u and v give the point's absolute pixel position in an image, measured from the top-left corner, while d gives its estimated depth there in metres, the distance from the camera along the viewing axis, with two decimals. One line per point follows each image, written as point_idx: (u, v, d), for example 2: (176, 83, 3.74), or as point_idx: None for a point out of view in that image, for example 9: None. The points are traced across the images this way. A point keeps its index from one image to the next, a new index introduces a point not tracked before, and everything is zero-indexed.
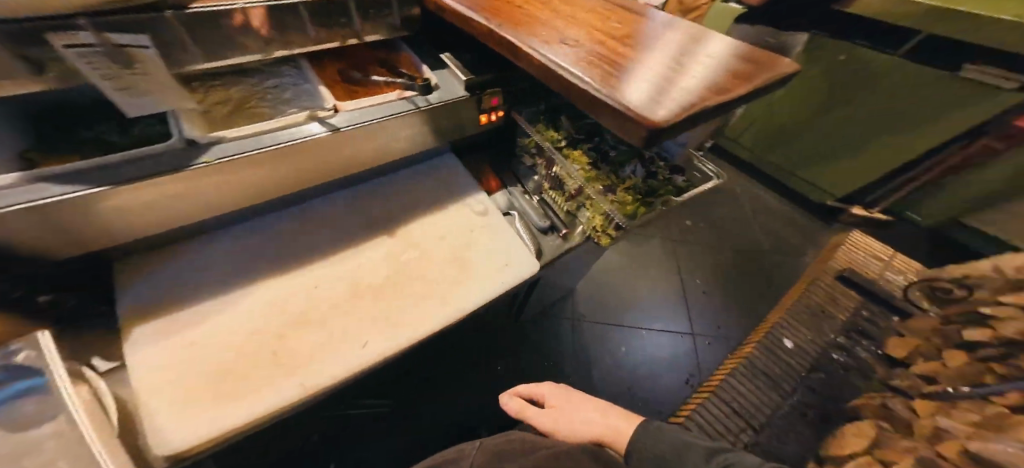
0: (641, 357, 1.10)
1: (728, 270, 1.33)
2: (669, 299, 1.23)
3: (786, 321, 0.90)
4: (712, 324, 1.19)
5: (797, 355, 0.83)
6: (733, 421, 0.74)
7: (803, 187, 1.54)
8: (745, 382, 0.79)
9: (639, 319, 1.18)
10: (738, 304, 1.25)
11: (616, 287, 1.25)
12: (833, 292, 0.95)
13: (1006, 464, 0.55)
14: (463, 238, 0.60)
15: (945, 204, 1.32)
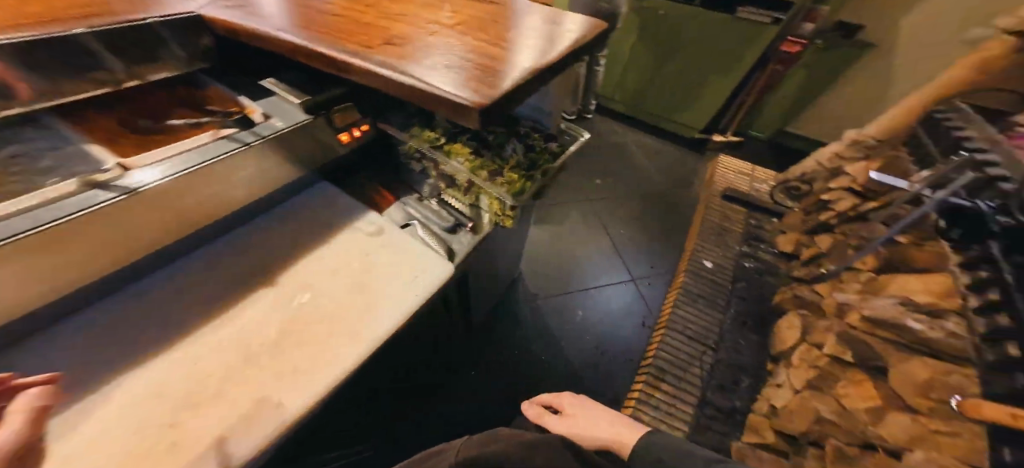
0: (599, 315, 1.19)
1: (639, 213, 1.52)
2: (605, 255, 1.36)
3: (702, 246, 1.13)
4: (645, 265, 1.35)
5: (716, 271, 1.08)
6: (694, 347, 0.93)
7: (673, 128, 1.80)
8: (690, 310, 1.00)
9: (586, 282, 1.27)
10: (659, 240, 1.43)
11: (560, 258, 1.33)
12: (726, 212, 1.22)
13: (891, 314, 0.72)
14: (361, 263, 0.52)
15: (772, 115, 1.74)
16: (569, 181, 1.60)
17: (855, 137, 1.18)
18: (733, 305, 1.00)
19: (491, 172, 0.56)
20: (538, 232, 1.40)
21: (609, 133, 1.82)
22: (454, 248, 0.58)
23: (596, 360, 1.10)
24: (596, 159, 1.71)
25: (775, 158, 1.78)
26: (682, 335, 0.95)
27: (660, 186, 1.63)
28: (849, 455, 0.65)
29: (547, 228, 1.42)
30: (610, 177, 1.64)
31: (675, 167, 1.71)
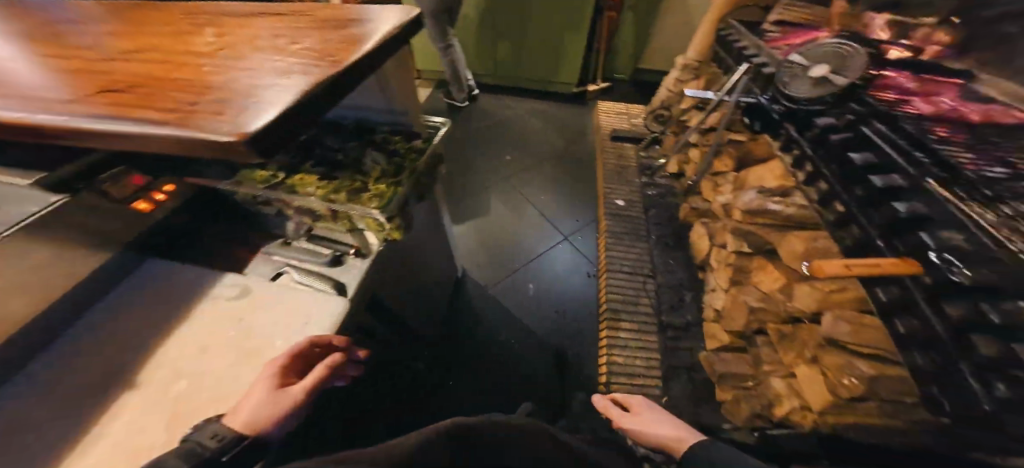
0: (547, 281, 1.25)
1: (550, 173, 1.59)
2: (534, 224, 1.41)
3: (612, 189, 1.31)
4: (573, 218, 1.43)
5: (628, 206, 1.25)
6: (636, 279, 1.09)
7: (553, 87, 1.90)
8: (622, 248, 1.15)
9: (526, 256, 1.31)
10: (574, 193, 1.52)
11: (495, 243, 1.35)
12: (619, 153, 1.44)
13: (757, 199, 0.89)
14: (237, 332, 0.46)
15: (626, 56, 1.91)
16: (477, 163, 1.62)
17: (682, 62, 1.41)
18: (652, 230, 1.19)
19: (344, 192, 0.52)
20: (465, 223, 1.40)
21: (496, 108, 1.85)
22: (342, 281, 0.52)
23: (559, 321, 1.15)
24: (494, 134, 1.74)
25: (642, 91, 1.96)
26: (621, 272, 1.10)
27: (561, 142, 1.72)
28: (787, 334, 0.76)
29: (472, 215, 1.44)
30: (514, 148, 1.68)
31: (568, 121, 1.81)
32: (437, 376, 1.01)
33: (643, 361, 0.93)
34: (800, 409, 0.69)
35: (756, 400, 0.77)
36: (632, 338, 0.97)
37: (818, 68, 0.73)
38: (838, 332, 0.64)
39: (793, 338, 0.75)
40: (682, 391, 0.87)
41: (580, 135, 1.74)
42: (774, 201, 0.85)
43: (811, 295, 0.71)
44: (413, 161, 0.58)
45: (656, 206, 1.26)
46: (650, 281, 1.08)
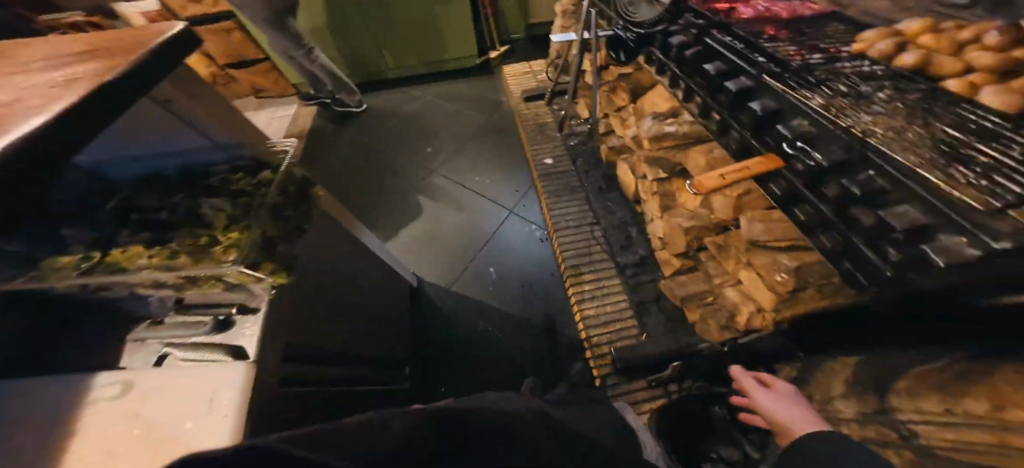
0: (504, 258, 1.25)
1: (475, 151, 1.57)
2: (475, 205, 1.39)
3: (539, 151, 1.44)
4: (512, 191, 1.43)
5: (554, 162, 1.40)
6: (585, 226, 1.21)
7: (453, 66, 1.85)
8: (559, 201, 1.28)
9: (477, 240, 1.30)
10: (505, 163, 1.52)
11: (442, 236, 1.32)
12: (536, 114, 1.57)
13: (654, 125, 1.01)
14: (125, 437, 0.36)
15: (515, 15, 1.89)
16: (398, 163, 1.54)
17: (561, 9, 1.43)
18: (585, 181, 1.32)
19: (184, 247, 0.49)
20: (404, 228, 1.35)
21: (399, 102, 1.75)
22: (238, 343, 0.44)
23: (527, 293, 1.16)
24: (408, 130, 1.66)
25: (539, 45, 1.98)
26: (570, 225, 1.22)
27: (479, 119, 1.68)
28: (722, 246, 0.83)
29: (409, 217, 1.38)
30: (433, 137, 1.62)
31: (479, 95, 1.77)
32: (426, 381, 1.02)
33: (614, 304, 1.03)
34: (758, 312, 0.75)
35: (719, 315, 0.84)
36: (595, 285, 1.08)
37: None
38: (757, 234, 0.69)
39: (726, 248, 0.82)
40: (657, 324, 0.96)
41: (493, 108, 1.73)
42: (669, 123, 1.00)
43: (727, 204, 0.77)
44: (270, 193, 0.56)
45: (581, 156, 1.40)
46: (597, 227, 1.20)
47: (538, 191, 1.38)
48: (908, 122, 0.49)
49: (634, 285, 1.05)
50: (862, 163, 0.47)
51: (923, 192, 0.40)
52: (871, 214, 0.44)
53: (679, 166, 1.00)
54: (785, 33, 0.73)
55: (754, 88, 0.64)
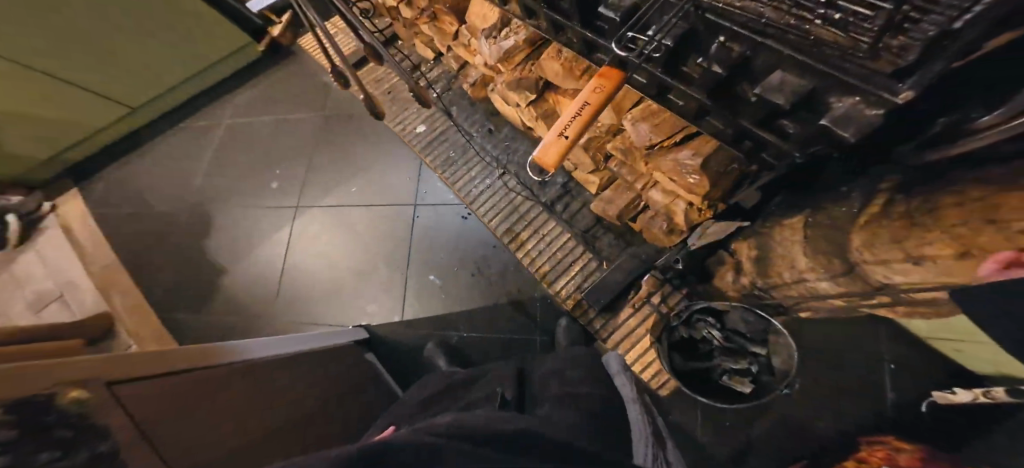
0: (436, 256, 1.13)
1: (342, 157, 1.36)
2: (377, 219, 1.24)
3: (406, 123, 1.25)
4: (405, 181, 1.25)
5: (427, 128, 1.22)
6: (495, 178, 1.11)
7: (239, 61, 1.62)
8: (456, 171, 1.15)
9: (399, 252, 1.17)
10: (378, 154, 1.33)
11: (362, 267, 1.19)
12: (374, 76, 1.33)
13: (494, 49, 0.86)
14: None
15: None
16: (272, 222, 1.34)
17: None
18: (469, 130, 1.15)
19: None
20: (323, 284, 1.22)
21: (239, 148, 1.52)
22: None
23: (480, 280, 1.07)
24: (261, 179, 1.43)
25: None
26: (483, 186, 1.11)
27: (331, 120, 1.44)
28: (625, 148, 0.82)
29: (320, 271, 1.22)
30: (285, 170, 1.41)
31: (308, 96, 1.51)
32: None
33: (565, 248, 1.01)
34: (691, 207, 0.75)
35: (658, 224, 0.84)
36: (540, 240, 1.03)
37: None
38: (645, 135, 0.68)
39: (628, 151, 0.81)
40: (615, 248, 0.96)
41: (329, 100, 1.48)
42: (503, 36, 0.86)
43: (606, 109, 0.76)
44: None
45: (457, 100, 1.19)
46: (509, 175, 1.10)
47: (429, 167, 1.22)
48: None
49: (571, 217, 1.02)
50: (706, 30, 0.47)
51: (788, 51, 0.39)
52: (752, 90, 0.46)
53: (543, 80, 0.87)
54: None
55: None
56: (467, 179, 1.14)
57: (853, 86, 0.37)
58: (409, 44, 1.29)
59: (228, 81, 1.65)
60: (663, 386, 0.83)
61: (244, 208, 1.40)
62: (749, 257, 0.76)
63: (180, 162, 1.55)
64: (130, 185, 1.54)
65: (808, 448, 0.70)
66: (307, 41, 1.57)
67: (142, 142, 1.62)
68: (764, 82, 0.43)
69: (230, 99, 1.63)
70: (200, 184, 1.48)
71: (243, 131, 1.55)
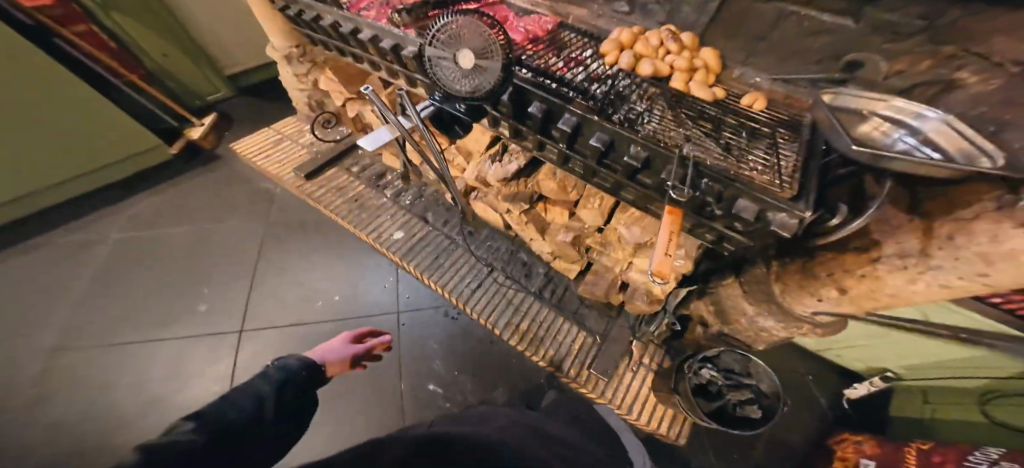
0: (432, 350, 1.36)
1: (322, 269, 1.54)
2: (374, 318, 1.44)
3: (388, 227, 1.51)
4: (383, 285, 1.50)
5: (401, 236, 1.49)
6: (480, 274, 1.42)
7: (131, 164, 1.78)
8: (444, 275, 1.42)
9: (408, 348, 1.37)
10: (360, 264, 1.56)
11: (372, 373, 1.32)
12: (331, 182, 1.61)
13: (501, 173, 1.20)
14: None
15: (188, 92, 2.06)
16: (212, 349, 1.38)
17: (283, 54, 1.54)
18: (451, 234, 1.50)
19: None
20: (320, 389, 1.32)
21: (152, 263, 1.59)
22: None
23: (479, 371, 1.32)
24: (200, 299, 1.50)
25: (258, 108, 2.16)
26: (473, 284, 1.40)
27: (296, 236, 1.64)
28: (603, 243, 1.21)
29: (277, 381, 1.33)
30: (218, 294, 1.50)
31: (250, 211, 1.72)
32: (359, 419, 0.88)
33: (562, 330, 1.26)
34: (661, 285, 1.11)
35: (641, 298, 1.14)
36: (541, 324, 1.28)
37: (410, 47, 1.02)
38: (638, 235, 1.03)
39: (608, 242, 1.18)
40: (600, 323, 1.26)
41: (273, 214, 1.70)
42: (509, 160, 1.20)
43: (595, 213, 1.12)
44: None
45: (430, 206, 1.56)
46: (495, 270, 1.45)
47: (407, 269, 1.47)
48: (690, 126, 0.83)
49: (558, 299, 1.32)
50: (698, 175, 0.72)
51: (753, 193, 0.66)
52: (724, 208, 0.74)
53: (535, 193, 1.24)
54: (547, 53, 1.07)
55: (579, 121, 0.82)
56: (454, 279, 1.40)
57: (780, 208, 0.65)
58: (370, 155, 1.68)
59: (131, 181, 1.83)
60: (681, 435, 1.07)
61: (167, 336, 1.42)
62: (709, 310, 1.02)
63: (86, 260, 1.61)
64: (23, 284, 1.55)
65: (797, 461, 1.01)
66: (242, 145, 1.74)
67: (39, 231, 1.69)
68: (736, 205, 0.70)
69: (131, 203, 1.78)
70: (113, 310, 1.48)
71: (182, 243, 1.64)
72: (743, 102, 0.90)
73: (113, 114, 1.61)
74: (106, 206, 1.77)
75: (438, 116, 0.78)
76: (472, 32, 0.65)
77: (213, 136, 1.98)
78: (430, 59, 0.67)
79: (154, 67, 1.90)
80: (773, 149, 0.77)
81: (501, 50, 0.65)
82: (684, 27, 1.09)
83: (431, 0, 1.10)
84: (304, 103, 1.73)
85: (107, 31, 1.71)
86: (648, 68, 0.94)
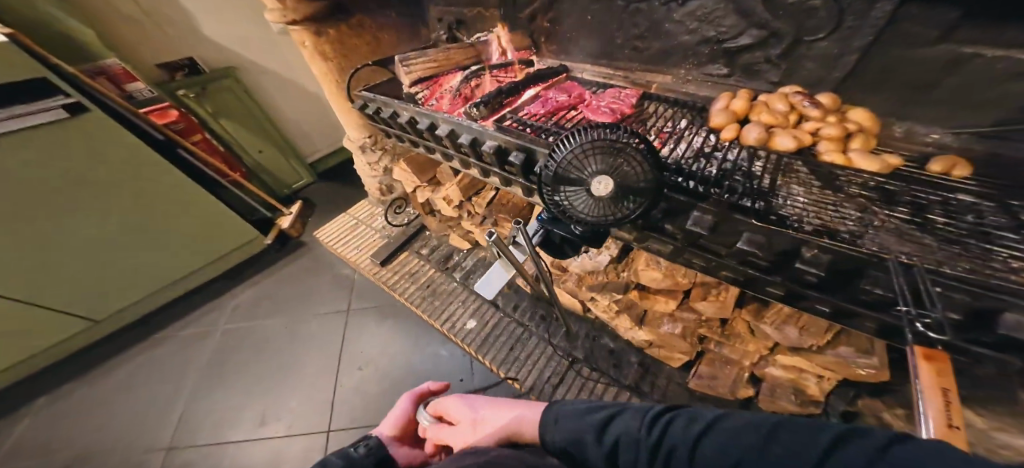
0: None
1: (398, 353, 1.54)
2: None
3: (466, 311, 1.50)
4: (457, 381, 1.43)
5: (476, 325, 1.46)
6: (563, 366, 1.35)
7: (235, 255, 1.95)
8: (522, 370, 1.34)
9: None
10: (440, 350, 1.52)
11: None
12: (404, 267, 1.67)
13: (594, 264, 1.20)
14: None
15: (274, 181, 2.23)
16: (302, 447, 1.35)
17: (357, 145, 1.68)
18: (526, 322, 1.46)
19: None
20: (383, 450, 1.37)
21: (250, 355, 1.66)
22: None
23: None
24: (290, 394, 1.50)
25: (335, 192, 2.31)
26: (555, 380, 1.31)
27: (377, 316, 1.68)
28: (723, 333, 1.08)
29: None
30: (302, 390, 1.50)
31: (333, 298, 1.78)
32: None
33: None
34: (818, 380, 0.94)
35: (787, 396, 1.01)
36: None
37: (489, 143, 1.00)
38: (795, 338, 0.84)
39: (732, 334, 1.06)
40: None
41: (357, 302, 1.75)
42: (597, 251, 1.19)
43: (717, 306, 0.99)
44: None
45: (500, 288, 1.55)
46: (579, 362, 1.35)
47: (481, 361, 1.42)
48: (876, 210, 0.69)
49: (662, 395, 1.23)
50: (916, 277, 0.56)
51: None
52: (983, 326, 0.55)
53: (629, 282, 1.17)
54: (639, 127, 0.98)
55: (716, 221, 0.73)
56: (533, 374, 1.34)
57: None
58: (439, 232, 1.73)
59: (231, 272, 2.00)
60: None
61: (262, 434, 1.41)
62: (895, 415, 0.85)
63: (201, 350, 1.72)
64: (155, 372, 1.69)
65: None
66: (324, 235, 1.90)
67: (168, 321, 1.88)
68: (999, 322, 0.53)
69: (232, 294, 1.92)
70: (216, 407, 1.52)
71: (273, 335, 1.70)
72: (929, 170, 0.75)
73: (220, 207, 1.79)
74: (222, 293, 1.94)
75: (547, 238, 0.69)
76: (609, 152, 0.52)
77: (300, 223, 2.12)
78: (552, 186, 0.55)
79: (252, 164, 2.11)
80: (1009, 238, 0.60)
81: (641, 171, 0.53)
82: (808, 83, 0.91)
83: (504, 87, 1.08)
84: (376, 188, 1.82)
85: (219, 136, 1.95)
86: (788, 141, 0.80)
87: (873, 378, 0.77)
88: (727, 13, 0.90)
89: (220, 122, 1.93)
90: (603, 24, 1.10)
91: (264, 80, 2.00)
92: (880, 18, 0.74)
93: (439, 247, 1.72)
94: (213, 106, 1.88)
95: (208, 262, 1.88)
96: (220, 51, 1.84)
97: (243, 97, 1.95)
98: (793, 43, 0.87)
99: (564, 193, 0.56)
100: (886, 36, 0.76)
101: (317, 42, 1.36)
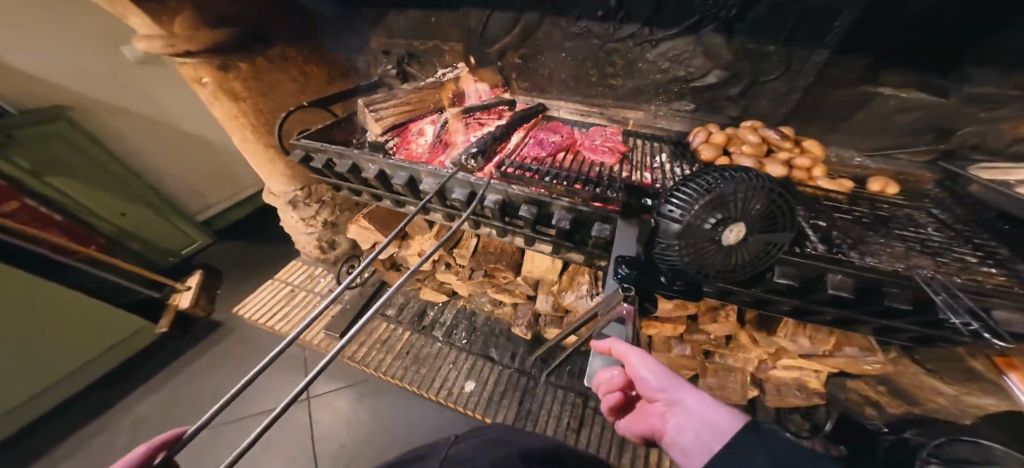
0: None
1: (381, 436, 1.29)
2: None
3: (459, 373, 1.33)
4: None
5: (475, 385, 1.30)
6: (573, 407, 1.25)
7: (106, 358, 1.42)
8: (533, 421, 1.22)
9: None
10: (432, 421, 1.32)
11: None
12: (372, 334, 1.44)
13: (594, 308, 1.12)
14: None
15: (146, 248, 1.70)
16: None
17: (285, 200, 1.38)
18: (524, 367, 1.34)
19: None
20: None
21: None
22: None
23: None
24: None
25: (247, 254, 1.88)
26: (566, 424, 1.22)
27: (348, 398, 1.39)
28: (728, 346, 1.14)
29: None
30: None
31: (278, 388, 1.42)
32: None
33: None
34: (815, 374, 1.07)
35: (794, 393, 1.11)
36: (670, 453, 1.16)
37: (495, 197, 0.89)
38: (810, 348, 0.94)
39: (738, 347, 1.12)
40: None
41: (320, 385, 1.43)
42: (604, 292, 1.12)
43: (728, 328, 1.04)
44: None
45: (490, 340, 1.41)
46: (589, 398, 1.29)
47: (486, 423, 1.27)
48: (865, 228, 0.79)
49: None
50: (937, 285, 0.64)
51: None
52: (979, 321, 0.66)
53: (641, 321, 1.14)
54: (626, 164, 0.97)
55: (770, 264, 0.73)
56: (549, 426, 1.22)
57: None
58: (402, 288, 1.52)
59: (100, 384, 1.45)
60: None
61: None
62: (881, 393, 1.04)
63: None
64: None
65: None
66: (246, 313, 1.50)
67: None
68: None
69: (104, 414, 1.38)
70: None
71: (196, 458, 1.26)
72: (870, 189, 0.89)
73: (79, 299, 1.27)
74: (87, 421, 1.36)
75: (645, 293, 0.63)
76: (743, 198, 0.50)
77: (206, 301, 1.66)
78: (680, 241, 0.54)
79: (115, 232, 1.59)
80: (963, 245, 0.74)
81: (771, 215, 0.52)
82: (762, 118, 1.01)
83: (498, 132, 1.01)
84: (315, 245, 1.51)
85: (52, 199, 1.40)
86: (780, 169, 0.87)
87: (873, 367, 0.91)
88: (695, 55, 0.96)
89: (51, 179, 1.37)
90: (579, 61, 1.08)
91: (119, 121, 1.50)
92: (818, 63, 0.86)
93: (406, 304, 1.52)
94: (33, 160, 1.32)
95: (58, 379, 1.31)
96: (35, 81, 1.29)
97: (81, 144, 1.41)
98: (750, 83, 0.96)
99: (695, 247, 0.54)
100: (823, 79, 0.88)
101: (223, 79, 1.04)
